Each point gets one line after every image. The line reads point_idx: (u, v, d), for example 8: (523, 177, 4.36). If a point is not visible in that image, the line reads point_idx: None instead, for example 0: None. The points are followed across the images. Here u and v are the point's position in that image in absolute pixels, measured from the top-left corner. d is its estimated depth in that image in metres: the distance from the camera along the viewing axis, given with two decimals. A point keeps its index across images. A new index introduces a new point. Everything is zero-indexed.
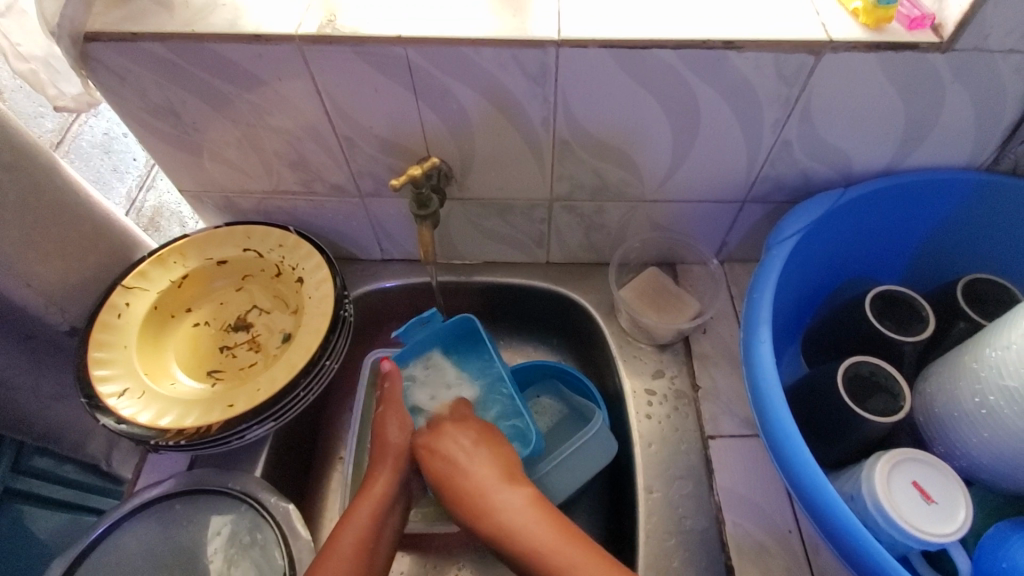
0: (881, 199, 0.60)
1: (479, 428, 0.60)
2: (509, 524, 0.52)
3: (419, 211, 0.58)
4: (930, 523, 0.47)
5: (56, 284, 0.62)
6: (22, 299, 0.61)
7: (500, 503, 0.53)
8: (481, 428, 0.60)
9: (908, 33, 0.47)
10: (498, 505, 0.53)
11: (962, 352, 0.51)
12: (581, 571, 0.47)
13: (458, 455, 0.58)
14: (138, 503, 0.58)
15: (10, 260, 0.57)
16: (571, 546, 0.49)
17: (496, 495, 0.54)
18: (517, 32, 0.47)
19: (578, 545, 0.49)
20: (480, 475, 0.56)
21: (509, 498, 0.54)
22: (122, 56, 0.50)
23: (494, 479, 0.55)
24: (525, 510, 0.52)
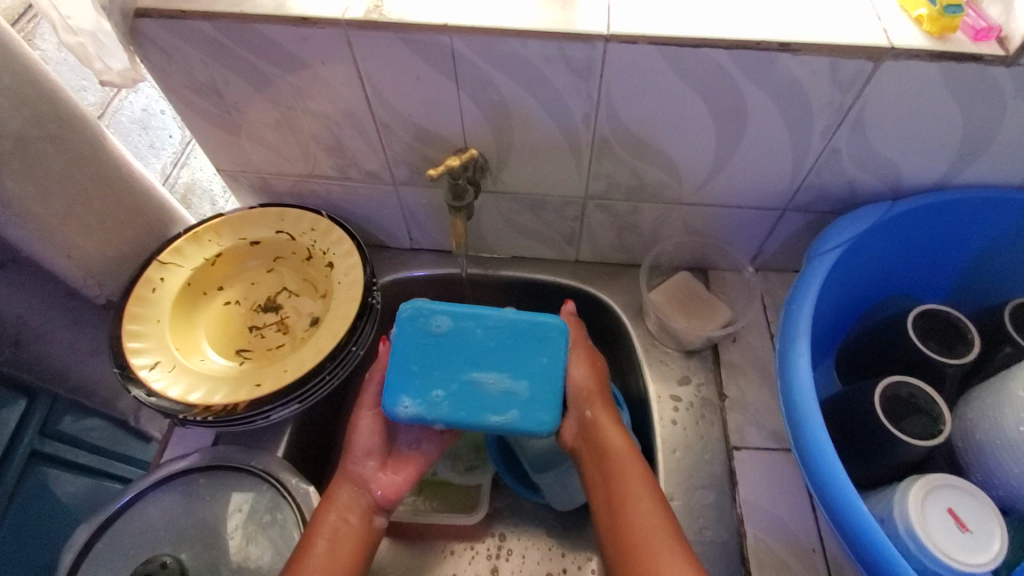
0: (929, 215, 0.58)
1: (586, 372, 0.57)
2: (604, 438, 0.53)
3: (454, 202, 0.57)
4: (965, 552, 0.46)
5: (94, 256, 0.64)
6: (62, 268, 0.63)
7: (595, 424, 0.54)
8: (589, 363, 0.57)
9: (973, 44, 0.45)
10: (599, 425, 0.54)
11: (1010, 378, 0.49)
12: (648, 526, 0.47)
13: (586, 379, 0.56)
14: (164, 474, 0.59)
15: (52, 229, 0.59)
16: (641, 493, 0.49)
17: (598, 411, 0.54)
18: (565, 26, 0.46)
19: (655, 504, 0.49)
20: (591, 394, 0.55)
21: (608, 420, 0.54)
22: (171, 34, 0.50)
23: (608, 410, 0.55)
24: (616, 440, 0.53)
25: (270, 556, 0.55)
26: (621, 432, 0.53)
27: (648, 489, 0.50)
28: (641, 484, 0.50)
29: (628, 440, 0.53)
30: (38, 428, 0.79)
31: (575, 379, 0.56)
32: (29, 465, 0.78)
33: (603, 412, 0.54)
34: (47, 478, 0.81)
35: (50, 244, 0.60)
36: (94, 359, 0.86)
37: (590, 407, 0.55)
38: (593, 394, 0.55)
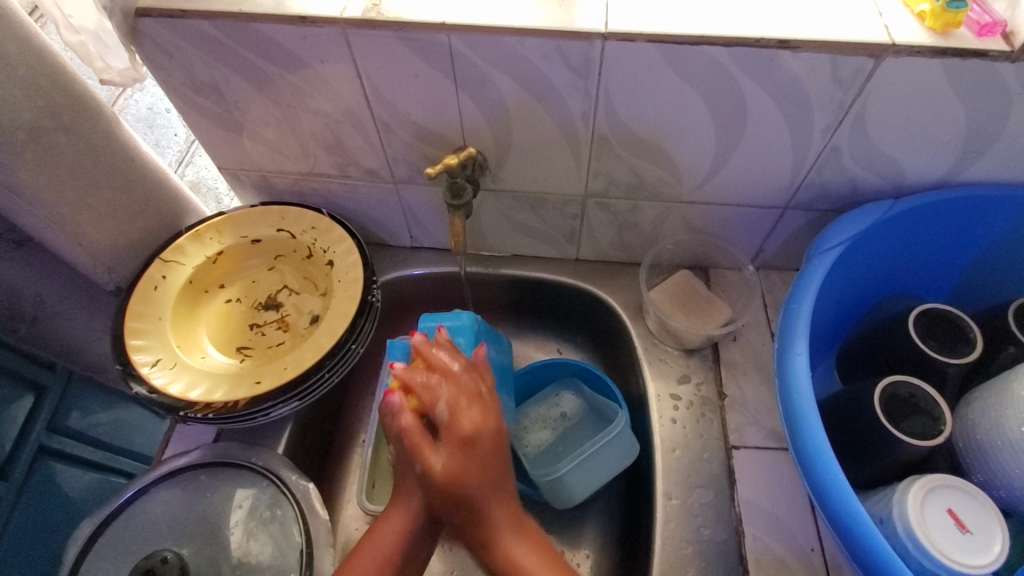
0: (931, 213, 0.57)
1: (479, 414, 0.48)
2: (477, 503, 0.46)
3: (452, 200, 0.57)
4: (965, 554, 0.45)
5: (102, 250, 0.64)
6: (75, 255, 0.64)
7: (452, 478, 0.45)
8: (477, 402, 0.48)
9: (977, 39, 0.44)
10: (479, 501, 0.46)
11: (1012, 378, 0.49)
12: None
13: (469, 431, 0.47)
14: (166, 470, 0.60)
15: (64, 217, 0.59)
16: (521, 551, 0.45)
17: (479, 467, 0.46)
18: (563, 23, 0.46)
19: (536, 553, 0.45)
20: (472, 472, 0.46)
21: (500, 506, 0.46)
22: (171, 33, 0.51)
23: (496, 484, 0.46)
24: (479, 477, 0.46)
25: (270, 551, 0.56)
26: (500, 495, 0.46)
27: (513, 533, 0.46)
28: (506, 506, 0.47)
29: (504, 463, 0.47)
30: (48, 415, 0.81)
31: (456, 459, 0.46)
32: (40, 451, 0.81)
33: (490, 481, 0.46)
34: (55, 472, 0.83)
35: (62, 234, 0.61)
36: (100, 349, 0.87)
37: (480, 493, 0.46)
38: (468, 475, 0.45)
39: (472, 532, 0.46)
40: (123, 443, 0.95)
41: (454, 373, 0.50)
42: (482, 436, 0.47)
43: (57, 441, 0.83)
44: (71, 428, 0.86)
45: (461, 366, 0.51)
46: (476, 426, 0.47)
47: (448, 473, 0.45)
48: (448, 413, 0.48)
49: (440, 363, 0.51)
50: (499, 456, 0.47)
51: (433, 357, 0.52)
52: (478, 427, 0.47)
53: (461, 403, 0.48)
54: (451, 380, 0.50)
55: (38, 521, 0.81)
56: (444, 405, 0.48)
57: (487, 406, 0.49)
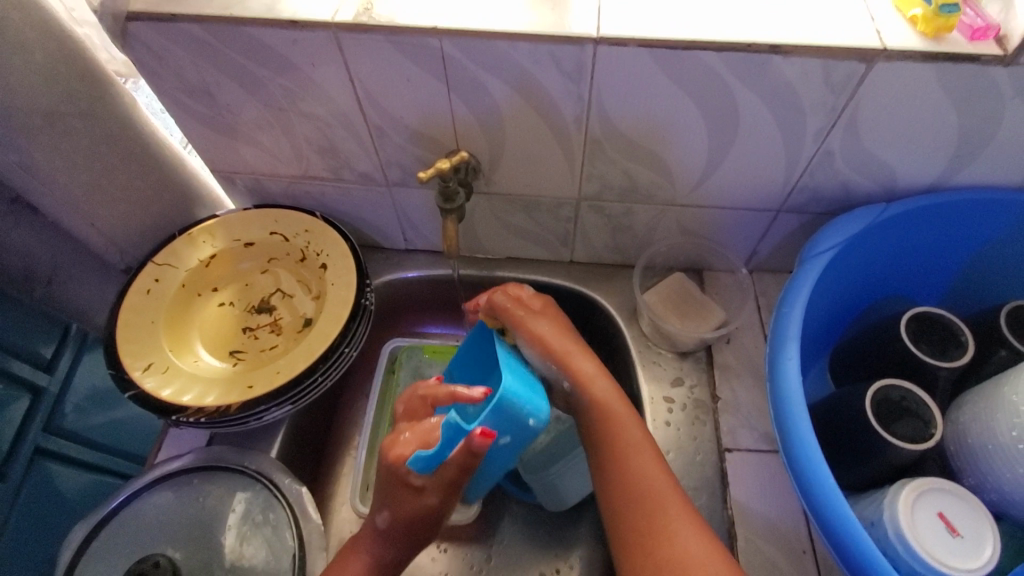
0: (923, 217, 0.57)
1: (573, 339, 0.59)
2: (594, 387, 0.54)
3: (444, 204, 0.57)
4: (954, 558, 0.45)
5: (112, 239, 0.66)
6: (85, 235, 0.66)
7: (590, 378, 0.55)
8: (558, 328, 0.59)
9: (969, 44, 0.44)
10: (582, 378, 0.55)
11: (1003, 382, 0.49)
12: (672, 513, 0.46)
13: (552, 343, 0.57)
14: (159, 475, 0.60)
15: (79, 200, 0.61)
16: (646, 455, 0.50)
17: (575, 357, 0.56)
18: (555, 28, 0.46)
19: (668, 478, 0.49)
20: (578, 363, 0.56)
21: (599, 381, 0.55)
22: (162, 37, 0.50)
23: (581, 351, 0.57)
24: (586, 366, 0.56)
25: (264, 555, 0.56)
26: (607, 383, 0.55)
27: (641, 428, 0.52)
28: (631, 420, 0.52)
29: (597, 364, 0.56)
30: (42, 415, 0.83)
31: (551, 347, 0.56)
32: (38, 453, 0.82)
33: (581, 361, 0.56)
34: (55, 474, 0.84)
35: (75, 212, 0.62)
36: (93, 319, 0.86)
37: (568, 362, 0.56)
38: (613, 402, 0.53)
39: (601, 451, 0.51)
40: (121, 445, 0.96)
41: (531, 318, 0.58)
42: (575, 357, 0.56)
43: (53, 442, 0.85)
44: (65, 429, 0.87)
45: (541, 317, 0.59)
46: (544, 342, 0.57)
47: (602, 399, 0.53)
48: (546, 341, 0.57)
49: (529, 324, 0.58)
50: (576, 344, 0.58)
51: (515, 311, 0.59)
52: (568, 347, 0.57)
53: (550, 335, 0.57)
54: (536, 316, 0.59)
55: (39, 522, 0.81)
56: (538, 335, 0.57)
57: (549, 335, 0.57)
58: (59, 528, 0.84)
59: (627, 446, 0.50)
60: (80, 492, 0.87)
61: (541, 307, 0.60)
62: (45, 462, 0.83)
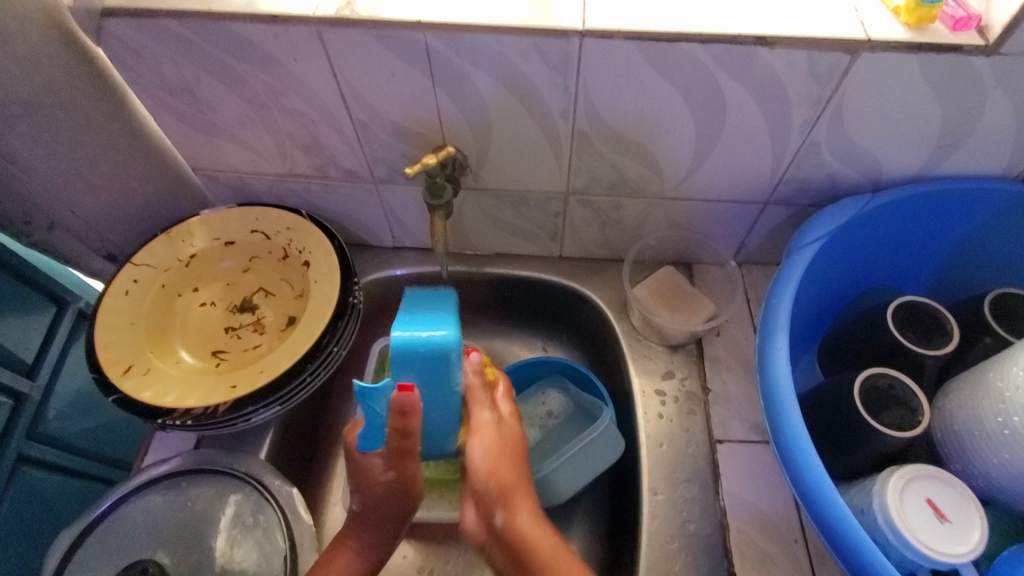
0: (908, 207, 0.58)
1: (515, 434, 0.58)
2: (529, 518, 0.54)
3: (431, 200, 0.57)
4: (942, 543, 0.46)
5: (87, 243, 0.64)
6: (63, 243, 0.64)
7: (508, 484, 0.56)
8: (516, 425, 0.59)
9: (951, 34, 0.45)
10: (513, 514, 0.55)
11: (988, 369, 0.49)
12: (548, 551, 0.52)
13: (502, 442, 0.57)
14: (145, 480, 0.59)
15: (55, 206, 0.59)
16: (524, 507, 0.55)
17: (523, 473, 0.57)
18: (540, 20, 0.46)
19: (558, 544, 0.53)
20: (506, 475, 0.56)
21: (527, 519, 0.54)
22: (139, 33, 0.49)
23: (515, 484, 0.56)
24: (512, 480, 0.56)
25: (255, 558, 0.55)
26: (542, 525, 0.54)
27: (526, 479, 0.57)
28: (566, 560, 0.51)
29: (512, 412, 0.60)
30: (27, 421, 0.82)
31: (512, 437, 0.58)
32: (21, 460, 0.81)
33: (517, 502, 0.55)
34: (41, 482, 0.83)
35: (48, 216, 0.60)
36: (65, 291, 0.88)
37: (511, 503, 0.55)
38: (512, 429, 0.58)
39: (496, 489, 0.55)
40: (108, 450, 0.95)
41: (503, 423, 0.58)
42: (522, 469, 0.57)
43: (38, 448, 0.83)
44: (50, 435, 0.86)
45: (509, 413, 0.60)
46: (494, 475, 0.56)
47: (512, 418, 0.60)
48: (506, 449, 0.57)
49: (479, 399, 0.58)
50: (522, 473, 0.57)
51: (481, 410, 0.58)
52: (517, 461, 0.57)
53: (512, 433, 0.58)
54: (498, 429, 0.57)
55: (26, 530, 0.80)
56: (489, 447, 0.56)
57: (503, 465, 0.56)
58: (48, 532, 0.83)
59: (520, 527, 0.54)
60: (68, 498, 0.87)
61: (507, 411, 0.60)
62: (31, 469, 0.82)
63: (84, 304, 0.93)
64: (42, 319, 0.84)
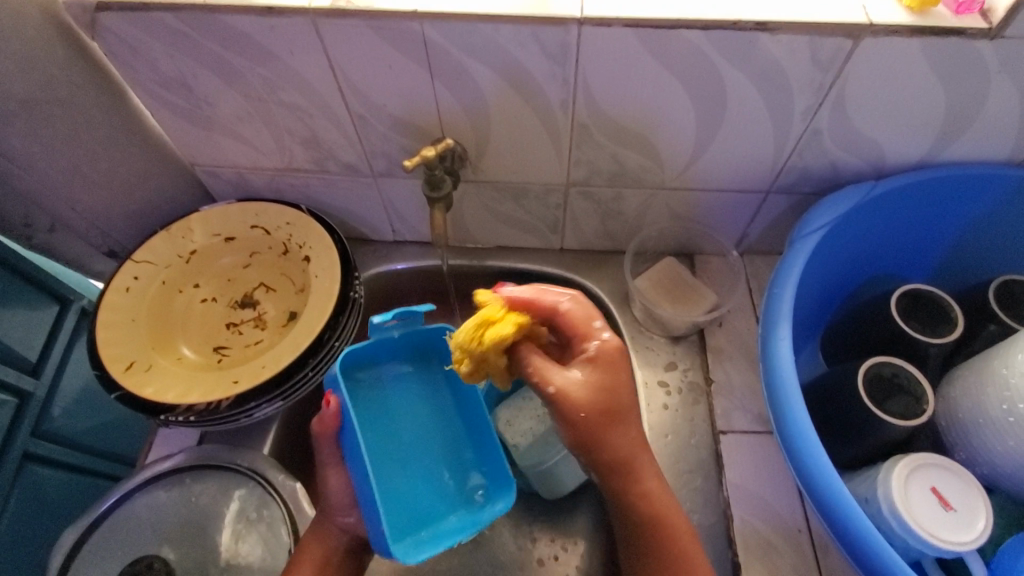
0: (912, 195, 0.57)
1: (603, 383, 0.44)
2: (623, 448, 0.45)
3: (431, 191, 0.56)
4: (947, 531, 0.46)
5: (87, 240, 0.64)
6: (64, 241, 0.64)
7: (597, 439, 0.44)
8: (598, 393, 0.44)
9: (954, 17, 0.44)
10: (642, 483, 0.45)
11: (993, 355, 0.49)
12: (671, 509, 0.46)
13: (626, 399, 0.45)
14: (148, 476, 0.59)
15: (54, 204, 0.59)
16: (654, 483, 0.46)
17: (615, 380, 0.45)
18: (538, 9, 0.45)
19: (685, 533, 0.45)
20: (625, 392, 0.45)
21: (620, 437, 0.44)
22: (135, 27, 0.49)
23: (641, 444, 0.46)
24: (629, 449, 0.45)
25: (260, 552, 0.55)
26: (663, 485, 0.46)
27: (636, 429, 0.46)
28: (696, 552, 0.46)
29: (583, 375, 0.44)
30: (33, 419, 0.82)
31: (579, 415, 0.43)
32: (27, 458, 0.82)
33: (624, 431, 0.45)
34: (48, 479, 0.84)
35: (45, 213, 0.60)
36: (67, 289, 0.88)
37: (636, 454, 0.45)
38: (593, 401, 0.43)
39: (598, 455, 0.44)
40: (111, 447, 0.95)
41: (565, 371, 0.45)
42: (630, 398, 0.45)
43: (46, 447, 0.84)
44: (55, 434, 0.86)
45: (572, 377, 0.44)
46: (602, 396, 0.44)
47: (565, 393, 0.43)
48: (586, 384, 0.44)
49: (542, 364, 0.45)
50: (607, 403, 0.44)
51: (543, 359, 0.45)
52: (602, 390, 0.44)
53: (586, 407, 0.43)
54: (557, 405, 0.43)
55: (34, 526, 0.81)
56: (597, 381, 0.44)
57: (615, 386, 0.45)
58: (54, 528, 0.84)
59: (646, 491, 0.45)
60: (75, 494, 0.87)
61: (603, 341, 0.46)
62: (38, 466, 0.82)
63: (87, 302, 0.93)
64: (44, 318, 0.84)
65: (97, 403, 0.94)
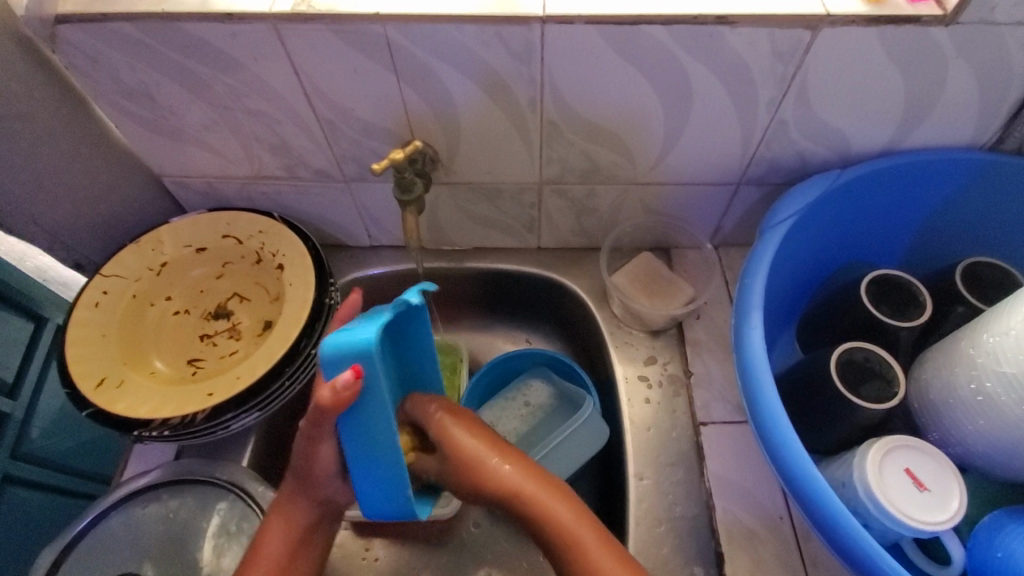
0: (878, 181, 0.58)
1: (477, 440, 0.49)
2: (496, 477, 0.48)
3: (403, 195, 0.56)
4: (923, 512, 0.46)
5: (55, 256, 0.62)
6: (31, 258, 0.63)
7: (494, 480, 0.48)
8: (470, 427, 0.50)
9: (909, 5, 0.45)
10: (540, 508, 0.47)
11: (959, 337, 0.50)
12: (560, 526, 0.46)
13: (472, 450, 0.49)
14: (124, 493, 0.58)
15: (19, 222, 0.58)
16: (556, 500, 0.47)
17: (463, 458, 0.48)
18: (501, 9, 0.45)
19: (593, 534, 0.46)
20: (490, 461, 0.48)
21: (506, 468, 0.49)
22: (94, 38, 0.48)
23: (526, 480, 0.48)
24: (514, 478, 0.48)
25: None
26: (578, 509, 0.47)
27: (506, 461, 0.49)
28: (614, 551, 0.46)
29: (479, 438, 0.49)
30: (10, 441, 0.81)
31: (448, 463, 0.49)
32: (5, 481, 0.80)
33: (494, 459, 0.49)
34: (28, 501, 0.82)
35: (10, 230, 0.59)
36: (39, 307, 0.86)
37: (525, 488, 0.48)
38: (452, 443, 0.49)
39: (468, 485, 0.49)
40: (97, 465, 0.94)
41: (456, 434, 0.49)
42: (479, 453, 0.49)
43: (27, 469, 0.82)
44: (34, 455, 0.85)
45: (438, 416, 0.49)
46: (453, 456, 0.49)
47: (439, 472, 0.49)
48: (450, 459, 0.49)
49: (425, 464, 0.51)
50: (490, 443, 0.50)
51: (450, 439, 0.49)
52: (464, 451, 0.48)
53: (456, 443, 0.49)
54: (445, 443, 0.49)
55: (14, 550, 0.79)
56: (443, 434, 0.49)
57: (487, 458, 0.48)
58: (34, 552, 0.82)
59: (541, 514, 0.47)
60: (55, 516, 0.86)
61: (435, 423, 0.49)
62: (16, 488, 0.80)
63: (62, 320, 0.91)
64: (18, 338, 0.82)
65: (78, 423, 0.92)
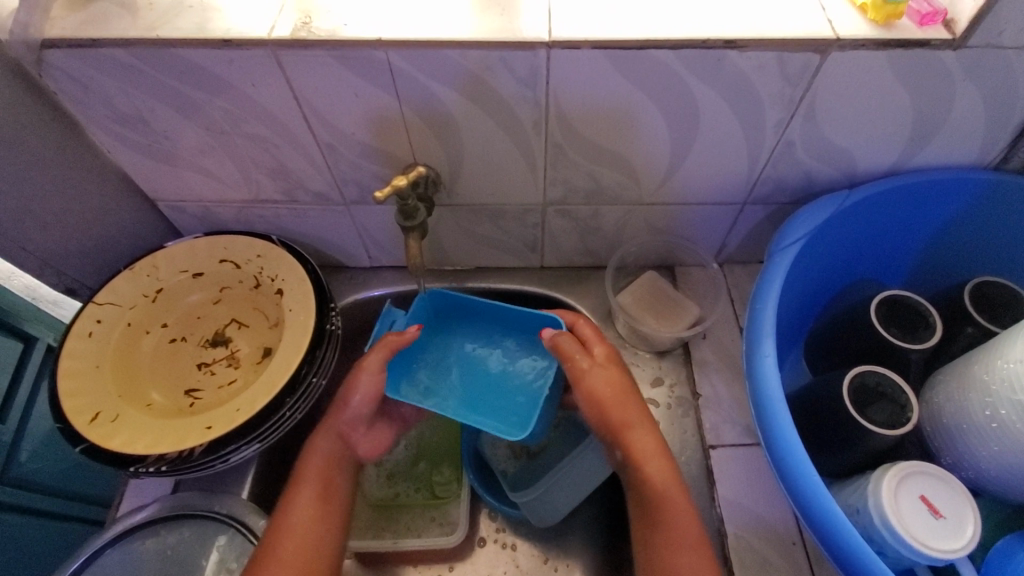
0: (885, 201, 0.58)
1: (615, 377, 0.56)
2: (619, 417, 0.54)
3: (404, 221, 0.54)
4: (938, 540, 0.46)
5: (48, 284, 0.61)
6: None
7: (627, 427, 0.53)
8: (614, 375, 0.56)
9: (919, 29, 0.44)
10: (636, 452, 0.52)
11: (973, 361, 0.49)
12: (660, 485, 0.50)
13: (610, 394, 0.55)
14: (120, 530, 0.56)
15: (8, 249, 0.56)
16: (647, 437, 0.53)
17: (597, 386, 0.55)
18: (505, 33, 0.44)
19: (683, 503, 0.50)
20: (625, 411, 0.54)
21: (633, 412, 0.54)
22: (85, 64, 0.47)
23: (639, 422, 0.54)
24: (630, 415, 0.54)
25: None
26: (661, 463, 0.51)
27: (636, 403, 0.55)
28: (678, 496, 0.50)
29: (611, 375, 0.56)
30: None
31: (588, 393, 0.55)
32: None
33: (621, 401, 0.54)
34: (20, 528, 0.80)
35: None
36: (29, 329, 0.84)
37: (635, 426, 0.53)
38: (612, 383, 0.55)
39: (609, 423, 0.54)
40: (82, 488, 0.91)
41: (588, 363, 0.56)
42: (627, 401, 0.55)
43: (11, 494, 0.80)
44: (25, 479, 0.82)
45: (603, 360, 0.57)
46: (592, 391, 0.55)
47: (614, 379, 0.55)
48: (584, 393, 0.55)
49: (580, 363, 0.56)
50: (634, 404, 0.55)
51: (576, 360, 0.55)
52: (616, 397, 0.55)
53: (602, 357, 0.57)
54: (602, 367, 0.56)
55: None
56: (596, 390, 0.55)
57: (607, 397, 0.54)
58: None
59: (636, 453, 0.52)
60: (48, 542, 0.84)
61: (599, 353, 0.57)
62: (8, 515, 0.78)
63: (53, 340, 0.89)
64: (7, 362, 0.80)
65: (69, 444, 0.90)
